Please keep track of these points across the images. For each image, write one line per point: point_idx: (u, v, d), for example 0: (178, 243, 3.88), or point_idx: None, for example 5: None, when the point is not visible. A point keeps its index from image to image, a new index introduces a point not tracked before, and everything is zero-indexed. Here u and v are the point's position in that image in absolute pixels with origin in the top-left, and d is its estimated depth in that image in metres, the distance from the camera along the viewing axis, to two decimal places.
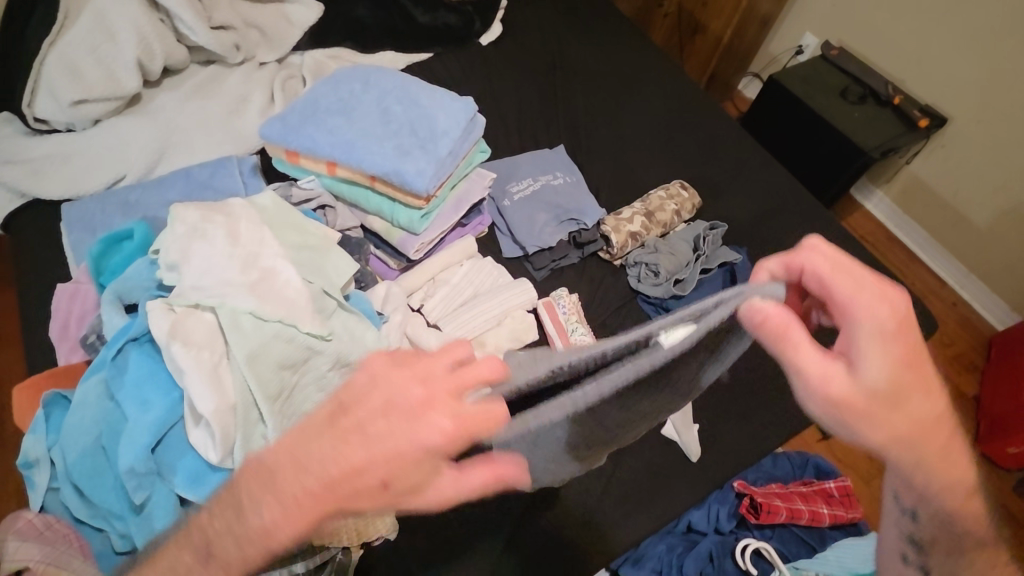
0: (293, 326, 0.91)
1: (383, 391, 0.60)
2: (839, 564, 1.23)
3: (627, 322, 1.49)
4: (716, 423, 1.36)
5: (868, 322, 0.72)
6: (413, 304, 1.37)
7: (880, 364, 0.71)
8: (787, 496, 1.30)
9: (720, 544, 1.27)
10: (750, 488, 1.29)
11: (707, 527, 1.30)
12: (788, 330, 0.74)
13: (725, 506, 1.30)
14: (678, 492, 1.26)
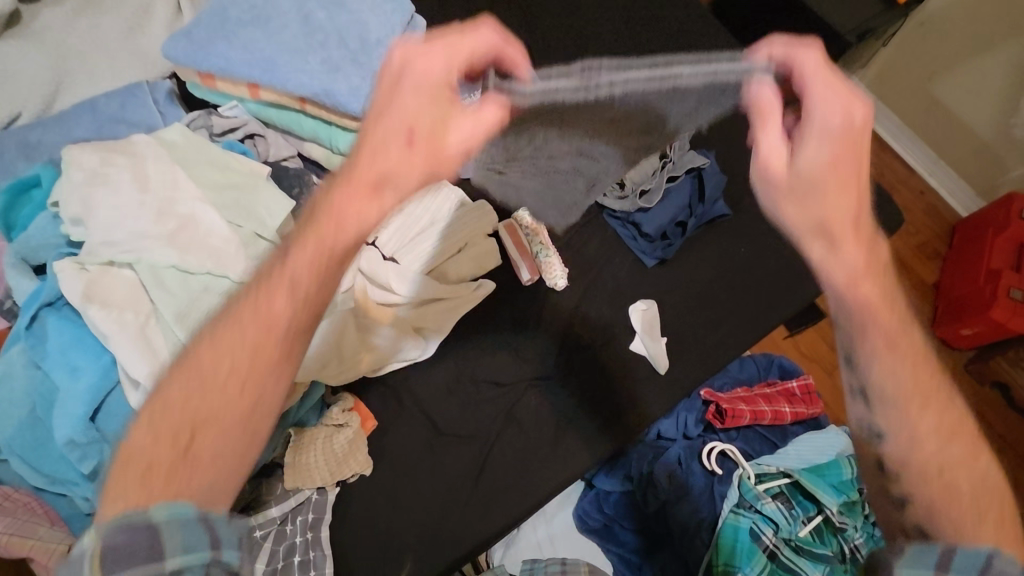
0: (222, 275, 0.87)
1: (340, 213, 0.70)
2: (798, 458, 1.30)
3: (593, 239, 1.43)
4: (684, 337, 1.36)
5: (828, 128, 0.72)
6: (367, 236, 1.28)
7: (831, 113, 0.72)
8: (753, 399, 1.34)
9: (688, 449, 1.33)
10: (717, 395, 1.32)
11: (675, 433, 1.35)
12: (767, 121, 0.77)
13: (692, 413, 1.34)
14: (647, 408, 1.28)
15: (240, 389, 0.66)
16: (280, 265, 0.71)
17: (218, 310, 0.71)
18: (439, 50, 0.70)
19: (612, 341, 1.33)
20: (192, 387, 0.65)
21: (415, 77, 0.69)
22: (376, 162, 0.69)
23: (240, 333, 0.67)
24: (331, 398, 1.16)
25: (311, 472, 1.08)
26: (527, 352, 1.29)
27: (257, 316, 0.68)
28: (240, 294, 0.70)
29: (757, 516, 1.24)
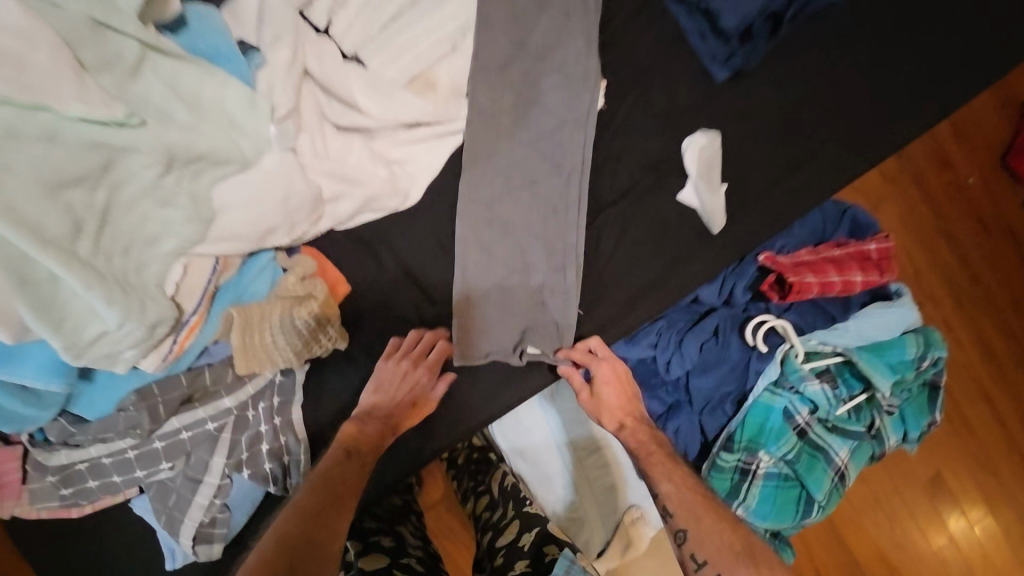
0: (60, 125, 0.68)
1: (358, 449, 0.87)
2: (858, 335, 1.10)
3: (641, 42, 1.04)
4: (752, 184, 1.04)
5: (610, 382, 0.97)
6: (318, 22, 0.92)
7: (602, 364, 0.97)
8: (822, 267, 1.07)
9: (732, 318, 1.10)
10: (779, 263, 1.06)
11: (716, 299, 1.12)
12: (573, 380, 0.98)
13: (743, 279, 1.09)
14: (691, 275, 1.02)
15: (294, 528, 0.78)
16: (341, 450, 0.86)
17: (313, 477, 0.84)
18: (395, 363, 0.91)
19: (658, 188, 1.02)
20: (322, 497, 0.82)
21: (392, 372, 0.91)
22: (363, 425, 0.88)
23: (321, 476, 0.84)
24: (283, 263, 0.87)
25: (270, 354, 0.84)
26: (551, 201, 0.98)
27: (353, 471, 0.85)
28: (329, 456, 0.86)
29: (794, 396, 1.10)
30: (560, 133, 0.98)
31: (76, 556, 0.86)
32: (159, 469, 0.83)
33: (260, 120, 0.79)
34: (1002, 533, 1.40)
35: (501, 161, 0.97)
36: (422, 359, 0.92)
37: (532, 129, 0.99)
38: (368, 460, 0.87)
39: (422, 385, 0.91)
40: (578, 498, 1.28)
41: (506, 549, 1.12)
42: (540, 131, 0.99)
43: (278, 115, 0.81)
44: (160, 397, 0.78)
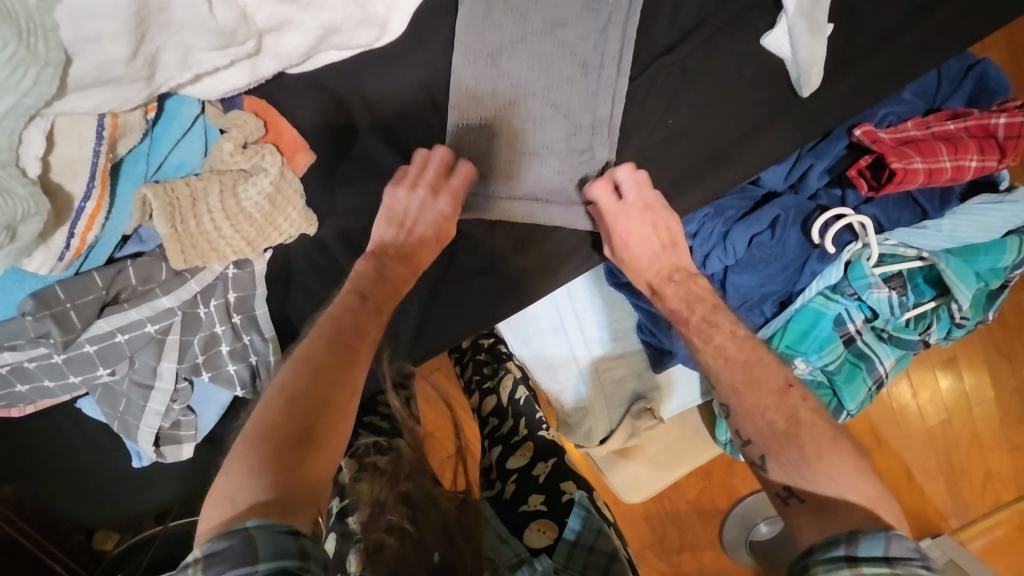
0: None
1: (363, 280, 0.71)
2: (952, 236, 0.89)
3: None
4: (862, 31, 0.76)
5: (644, 225, 0.75)
6: None
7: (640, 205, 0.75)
8: (934, 147, 0.81)
9: (797, 207, 0.89)
10: (879, 141, 0.81)
11: (780, 185, 0.89)
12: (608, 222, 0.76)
13: (823, 161, 0.86)
14: (755, 154, 0.78)
15: (306, 374, 0.63)
16: (352, 293, 0.69)
17: (323, 325, 0.68)
18: (402, 210, 0.72)
19: (732, 34, 0.75)
20: (334, 346, 0.66)
21: (401, 199, 0.71)
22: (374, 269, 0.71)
23: (336, 323, 0.67)
24: (218, 120, 0.63)
25: (214, 244, 0.65)
26: (582, 55, 0.73)
27: (366, 318, 0.69)
28: (340, 303, 0.69)
29: (853, 303, 0.92)
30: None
31: (39, 444, 0.79)
32: (96, 375, 0.69)
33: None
34: (999, 412, 1.31)
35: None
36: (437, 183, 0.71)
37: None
38: (385, 302, 0.71)
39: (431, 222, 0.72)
40: (583, 389, 1.19)
41: (518, 471, 1.11)
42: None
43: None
44: (76, 301, 0.61)
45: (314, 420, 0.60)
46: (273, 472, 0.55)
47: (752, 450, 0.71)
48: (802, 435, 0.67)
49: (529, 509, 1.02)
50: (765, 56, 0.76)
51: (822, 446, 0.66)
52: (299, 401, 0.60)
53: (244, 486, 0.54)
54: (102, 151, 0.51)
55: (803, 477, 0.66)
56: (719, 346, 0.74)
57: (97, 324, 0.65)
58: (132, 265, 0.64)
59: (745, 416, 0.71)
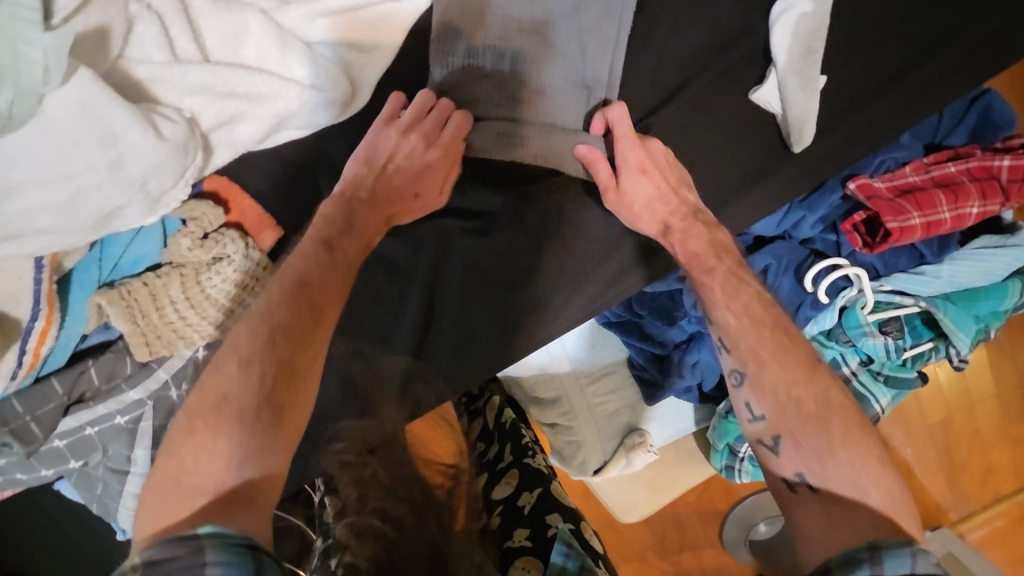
0: None
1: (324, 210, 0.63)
2: (949, 282, 0.85)
3: None
4: (856, 78, 0.72)
5: (646, 172, 0.67)
6: None
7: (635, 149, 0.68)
8: (932, 198, 0.78)
9: (790, 254, 0.85)
10: (874, 195, 0.78)
11: (773, 232, 0.85)
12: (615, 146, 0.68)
13: (815, 212, 0.82)
14: (747, 207, 0.74)
15: (259, 338, 0.56)
16: (319, 241, 0.62)
17: (281, 277, 0.59)
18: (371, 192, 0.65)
19: (718, 89, 0.71)
20: (298, 311, 0.58)
21: (382, 152, 0.65)
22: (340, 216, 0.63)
23: (298, 274, 0.59)
24: (176, 212, 0.60)
25: (179, 330, 0.61)
26: (568, 125, 0.70)
27: (334, 273, 0.61)
28: (302, 251, 0.61)
29: (848, 348, 0.90)
30: (576, 22, 0.69)
31: (25, 521, 0.79)
32: (68, 466, 0.67)
33: (19, 18, 0.40)
34: (1001, 409, 1.26)
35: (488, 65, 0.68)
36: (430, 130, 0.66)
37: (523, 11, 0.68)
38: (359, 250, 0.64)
39: (425, 207, 0.68)
40: (574, 424, 1.17)
41: (502, 503, 1.07)
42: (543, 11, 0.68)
43: (57, 19, 0.44)
44: (38, 411, 0.60)
45: (270, 391, 0.54)
46: (245, 437, 0.52)
47: (763, 429, 0.60)
48: (832, 421, 0.58)
49: (515, 545, 0.96)
50: (752, 108, 0.72)
51: (847, 436, 0.57)
52: (276, 350, 0.56)
53: (191, 465, 0.51)
54: (44, 277, 0.50)
55: (822, 469, 0.56)
56: (745, 305, 0.64)
57: (63, 423, 0.63)
58: (94, 364, 0.62)
59: (765, 390, 0.61)
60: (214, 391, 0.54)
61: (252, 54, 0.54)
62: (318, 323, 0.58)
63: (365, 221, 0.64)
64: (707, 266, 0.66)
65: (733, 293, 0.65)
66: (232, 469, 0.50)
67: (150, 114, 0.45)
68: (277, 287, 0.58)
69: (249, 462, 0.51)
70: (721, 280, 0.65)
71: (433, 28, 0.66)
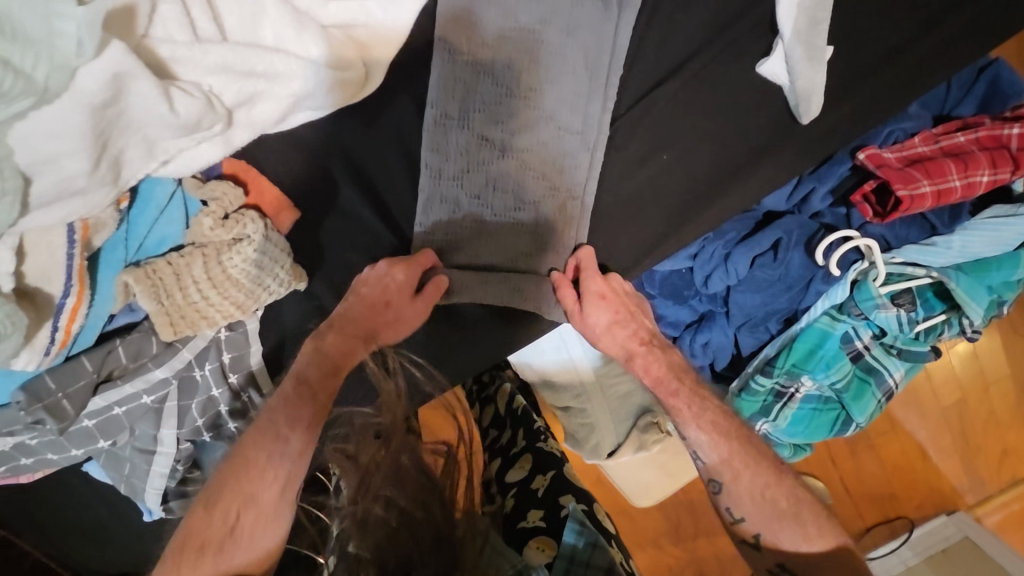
0: None
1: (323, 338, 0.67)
2: (961, 252, 0.85)
3: None
4: (861, 48, 0.72)
5: (606, 299, 0.73)
6: None
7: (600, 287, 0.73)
8: (942, 166, 0.78)
9: (800, 228, 0.85)
10: (884, 165, 0.78)
11: (783, 206, 0.86)
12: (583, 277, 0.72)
13: (825, 183, 0.83)
14: (756, 181, 0.74)
15: (239, 469, 0.63)
16: (293, 376, 0.66)
17: (263, 413, 0.66)
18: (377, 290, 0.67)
19: (724, 63, 0.71)
20: (275, 442, 0.64)
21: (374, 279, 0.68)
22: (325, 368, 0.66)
23: (278, 412, 0.65)
24: (197, 191, 0.62)
25: (203, 312, 0.64)
26: (563, 132, 0.71)
27: (315, 406, 0.66)
28: (284, 385, 0.66)
29: (860, 322, 0.90)
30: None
31: (56, 503, 0.81)
32: (97, 446, 0.69)
33: None
34: (1018, 390, 1.24)
35: (491, 60, 0.69)
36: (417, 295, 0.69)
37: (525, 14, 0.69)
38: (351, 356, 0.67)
39: (406, 321, 0.69)
40: (588, 406, 1.18)
41: (516, 486, 1.08)
42: (544, 12, 0.69)
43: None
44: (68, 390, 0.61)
45: (243, 515, 0.62)
46: (209, 554, 0.60)
47: (746, 528, 0.70)
48: (804, 512, 0.68)
49: (528, 526, 0.99)
50: (758, 81, 0.72)
51: (819, 526, 0.68)
52: (282, 456, 0.64)
53: (173, 564, 0.59)
54: (76, 253, 0.50)
55: (799, 550, 0.67)
56: (712, 421, 0.73)
57: (92, 401, 0.65)
58: (121, 344, 0.64)
59: (742, 498, 0.70)
60: (199, 513, 0.62)
61: (268, 35, 0.56)
62: (295, 458, 0.65)
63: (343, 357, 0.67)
64: (671, 389, 0.74)
65: (699, 410, 0.74)
66: (204, 573, 0.59)
67: (169, 88, 0.47)
68: (257, 427, 0.65)
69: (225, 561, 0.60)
70: (684, 404, 0.73)
71: (439, 25, 0.68)
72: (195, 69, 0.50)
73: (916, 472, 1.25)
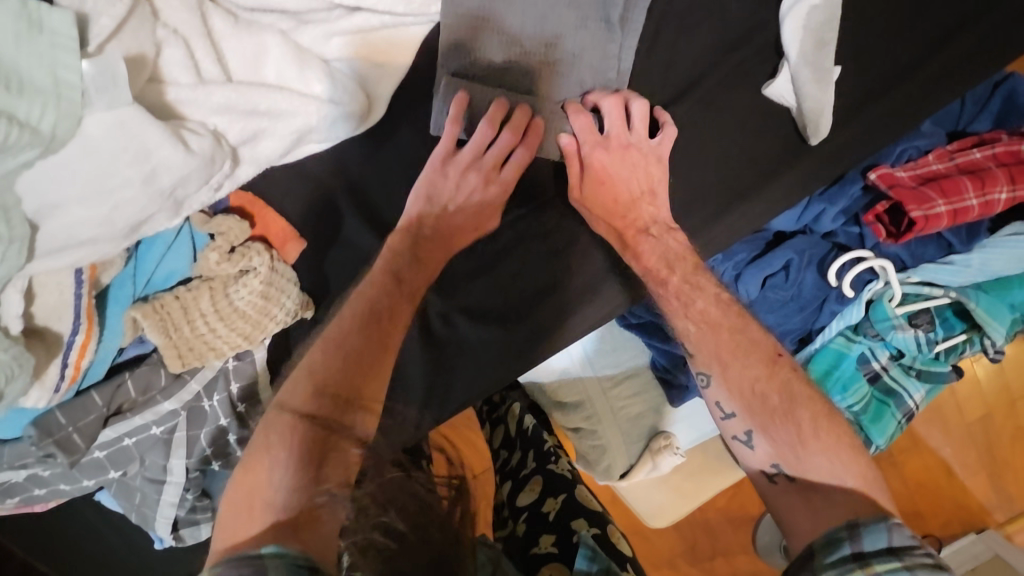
0: None
1: (423, 206, 0.68)
2: (981, 271, 0.83)
3: None
4: (870, 69, 0.71)
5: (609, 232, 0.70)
6: None
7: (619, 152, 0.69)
8: (958, 184, 0.76)
9: (812, 249, 0.84)
10: (897, 184, 0.77)
11: (794, 225, 0.84)
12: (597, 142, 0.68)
13: (836, 205, 0.81)
14: (764, 203, 0.73)
15: (333, 364, 0.61)
16: (386, 273, 0.67)
17: (353, 306, 0.65)
18: (478, 144, 0.66)
19: (730, 87, 0.71)
20: (367, 334, 0.64)
21: (449, 180, 0.68)
22: (412, 275, 0.68)
23: (366, 303, 0.65)
24: (205, 226, 0.62)
25: (210, 344, 0.64)
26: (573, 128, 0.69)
27: (400, 299, 0.67)
28: (371, 279, 0.66)
29: (876, 342, 0.87)
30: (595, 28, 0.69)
31: (66, 535, 0.81)
32: (108, 476, 0.70)
33: (57, 46, 0.41)
34: None
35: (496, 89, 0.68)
36: (493, 160, 0.67)
37: (533, 31, 0.68)
38: (420, 287, 0.68)
39: (493, 187, 0.69)
40: (598, 428, 1.16)
41: (527, 509, 1.03)
42: (555, 25, 0.68)
43: (92, 46, 0.44)
44: (77, 424, 0.62)
45: (341, 414, 0.59)
46: (298, 464, 0.55)
47: (737, 425, 0.64)
48: (799, 411, 0.61)
49: (540, 554, 0.93)
50: (763, 106, 0.71)
51: (816, 425, 0.60)
52: (379, 344, 0.64)
53: (265, 478, 0.54)
54: (84, 292, 0.51)
55: (795, 459, 0.59)
56: (703, 311, 0.66)
57: (103, 433, 0.65)
58: (131, 377, 0.64)
59: (730, 386, 0.64)
60: (296, 408, 0.58)
61: (270, 73, 0.57)
62: (386, 350, 0.64)
63: (408, 284, 0.67)
64: (661, 280, 0.68)
65: (688, 301, 0.68)
66: (299, 482, 0.54)
67: (179, 130, 0.47)
68: (343, 321, 0.64)
69: (308, 485, 0.54)
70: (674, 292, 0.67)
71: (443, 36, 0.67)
72: (199, 109, 0.51)
73: (941, 489, 1.20)
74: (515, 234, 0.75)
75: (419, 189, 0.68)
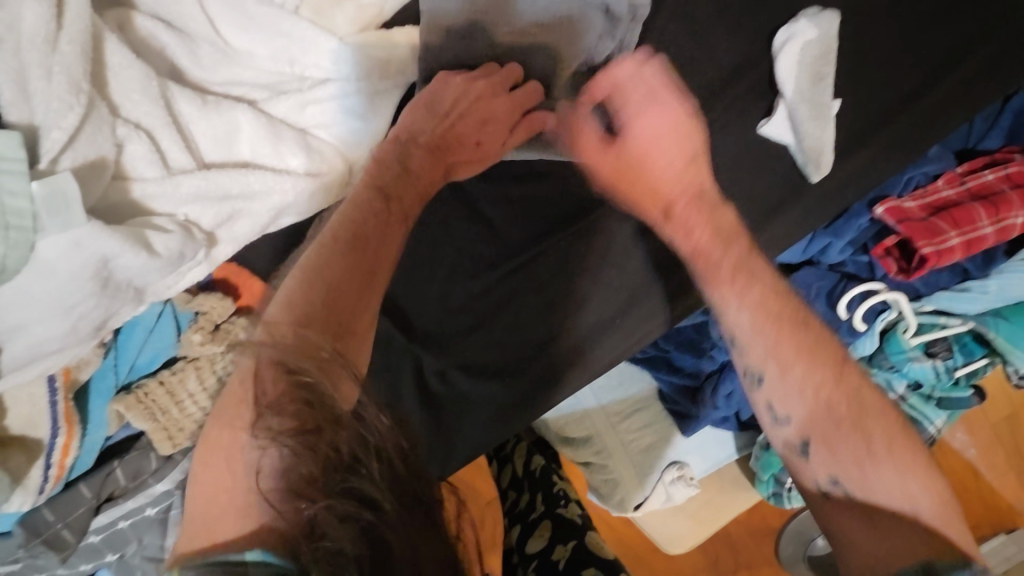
0: None
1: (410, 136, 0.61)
2: (999, 297, 0.79)
3: None
4: (868, 99, 0.68)
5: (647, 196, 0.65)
6: None
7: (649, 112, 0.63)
8: (969, 213, 0.73)
9: (819, 281, 0.81)
10: (905, 217, 0.74)
11: (801, 257, 0.81)
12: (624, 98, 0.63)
13: (843, 238, 0.78)
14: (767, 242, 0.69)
15: (316, 295, 0.52)
16: (373, 190, 0.58)
17: (333, 229, 0.56)
18: (470, 81, 0.61)
19: (723, 126, 0.68)
20: (352, 270, 0.54)
21: (451, 89, 0.61)
22: (402, 183, 0.60)
23: (351, 228, 0.56)
24: (188, 305, 0.60)
25: (200, 423, 0.62)
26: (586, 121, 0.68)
27: (389, 222, 0.58)
28: (357, 197, 0.58)
29: (891, 374, 0.84)
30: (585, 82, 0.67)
31: None
32: (104, 560, 0.67)
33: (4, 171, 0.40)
34: None
35: None
36: (496, 83, 0.62)
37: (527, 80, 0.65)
38: (412, 204, 0.60)
39: (493, 117, 0.62)
40: (609, 462, 1.12)
41: (536, 557, 0.94)
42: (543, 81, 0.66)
43: (44, 162, 0.43)
44: (65, 519, 0.60)
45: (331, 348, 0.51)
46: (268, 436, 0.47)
47: (795, 433, 0.53)
48: (871, 422, 0.51)
49: None
50: (759, 143, 0.68)
51: (886, 436, 0.51)
52: (366, 280, 0.55)
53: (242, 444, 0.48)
54: (59, 397, 0.51)
55: (861, 473, 0.50)
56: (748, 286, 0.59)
57: (95, 520, 0.64)
58: (120, 464, 0.63)
59: (786, 387, 0.53)
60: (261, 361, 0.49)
61: (245, 149, 0.55)
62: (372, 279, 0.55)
63: (416, 177, 0.61)
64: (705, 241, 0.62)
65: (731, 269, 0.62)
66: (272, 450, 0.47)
67: (143, 232, 0.47)
68: (321, 249, 0.55)
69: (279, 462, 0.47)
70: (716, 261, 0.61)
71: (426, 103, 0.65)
72: (170, 203, 0.50)
73: (970, 492, 1.12)
74: (509, 284, 0.72)
75: (397, 124, 0.61)
